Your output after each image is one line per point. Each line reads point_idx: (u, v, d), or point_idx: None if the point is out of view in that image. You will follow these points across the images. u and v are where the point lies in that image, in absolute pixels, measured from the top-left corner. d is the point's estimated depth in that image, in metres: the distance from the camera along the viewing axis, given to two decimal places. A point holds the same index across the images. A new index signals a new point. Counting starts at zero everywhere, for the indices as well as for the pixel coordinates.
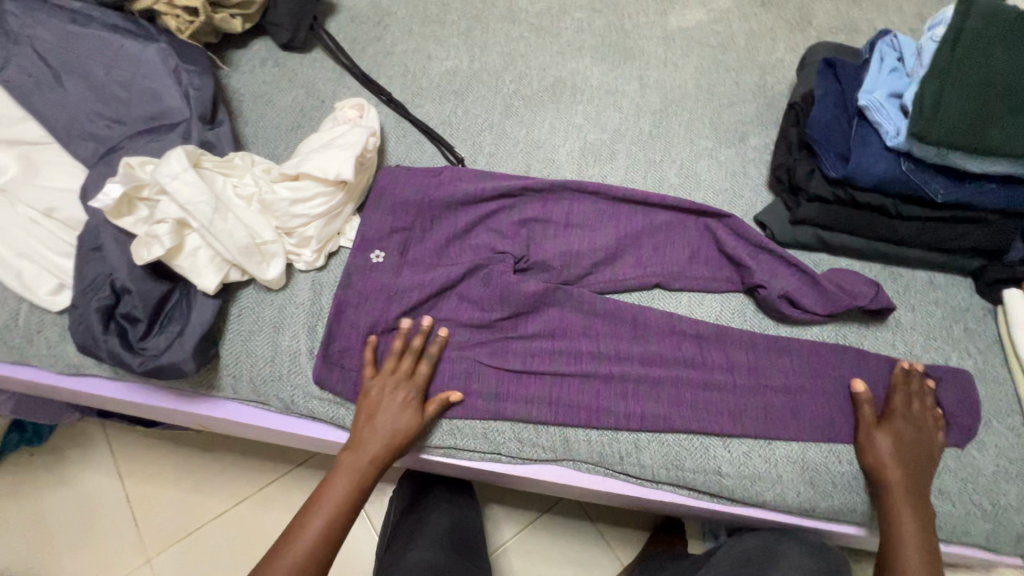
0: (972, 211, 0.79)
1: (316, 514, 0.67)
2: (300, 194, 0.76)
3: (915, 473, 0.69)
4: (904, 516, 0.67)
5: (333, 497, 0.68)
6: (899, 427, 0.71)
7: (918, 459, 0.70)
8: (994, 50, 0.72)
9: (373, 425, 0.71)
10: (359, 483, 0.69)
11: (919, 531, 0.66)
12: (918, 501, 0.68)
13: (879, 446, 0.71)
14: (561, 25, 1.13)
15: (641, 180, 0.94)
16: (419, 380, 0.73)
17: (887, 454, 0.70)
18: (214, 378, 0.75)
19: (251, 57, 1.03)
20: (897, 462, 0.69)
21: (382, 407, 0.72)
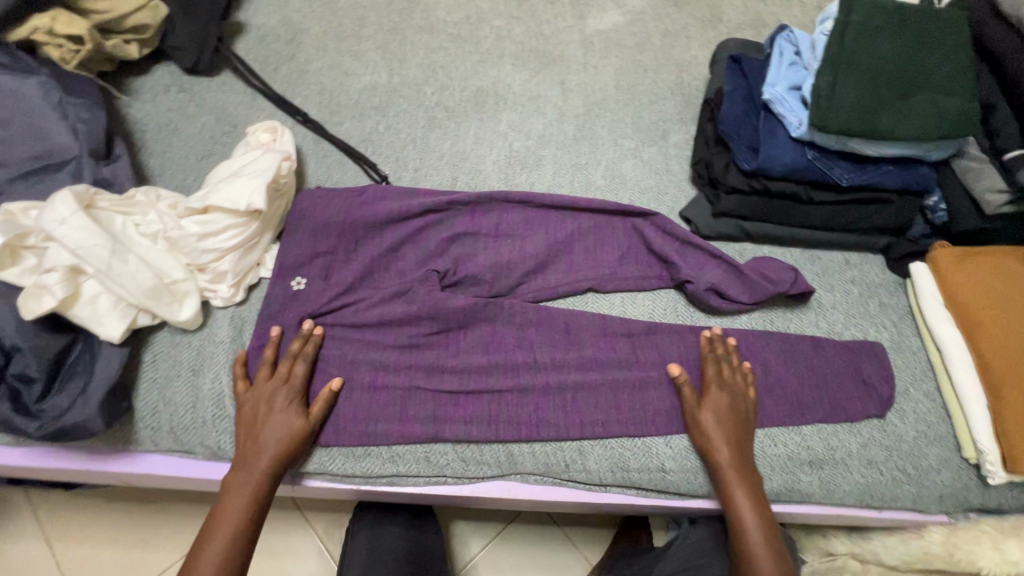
0: (875, 192, 0.83)
1: (214, 538, 0.64)
2: (209, 228, 0.72)
3: (744, 452, 0.72)
4: (739, 493, 0.70)
5: (229, 518, 0.65)
6: (718, 402, 0.73)
7: (742, 435, 0.72)
8: (878, 41, 0.76)
9: (254, 435, 0.68)
10: (251, 499, 0.66)
11: (756, 511, 0.69)
12: (747, 478, 0.70)
13: (706, 422, 0.72)
14: (480, 34, 1.13)
15: (569, 184, 0.95)
16: (298, 382, 0.71)
17: (717, 433, 0.72)
18: (129, 431, 0.70)
19: (153, 84, 0.97)
20: (723, 436, 0.71)
21: (264, 413, 0.69)
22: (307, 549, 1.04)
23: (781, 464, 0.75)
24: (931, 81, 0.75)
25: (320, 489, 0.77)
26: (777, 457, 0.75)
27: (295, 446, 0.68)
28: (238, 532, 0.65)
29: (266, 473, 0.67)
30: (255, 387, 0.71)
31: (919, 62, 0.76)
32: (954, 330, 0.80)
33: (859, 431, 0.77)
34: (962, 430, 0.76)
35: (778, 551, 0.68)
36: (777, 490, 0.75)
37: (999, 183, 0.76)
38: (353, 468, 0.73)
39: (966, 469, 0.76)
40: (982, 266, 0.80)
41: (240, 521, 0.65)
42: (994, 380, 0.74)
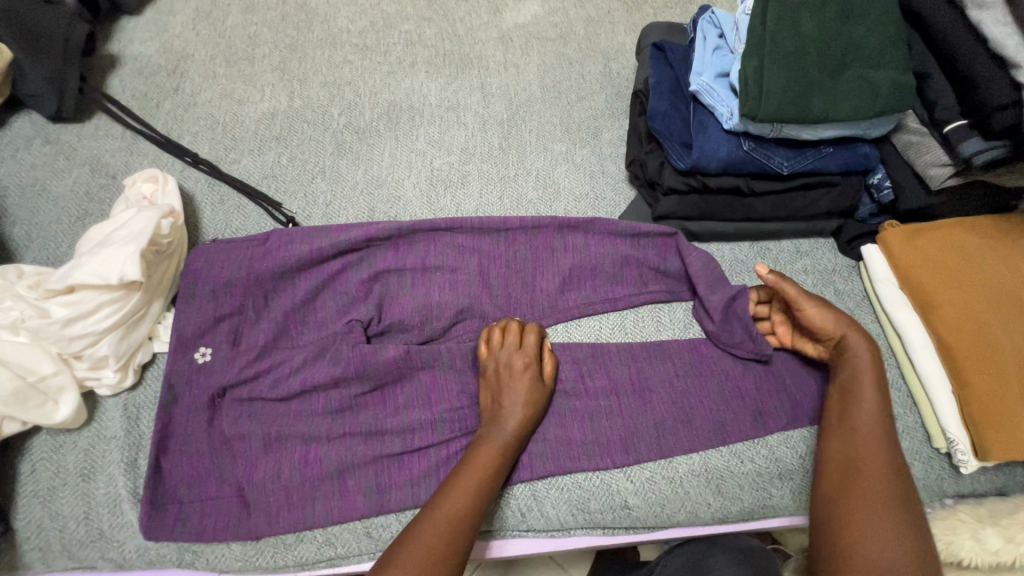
0: (817, 177, 0.78)
1: (428, 525, 0.58)
2: (77, 310, 0.62)
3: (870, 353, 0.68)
4: (864, 401, 0.66)
5: (457, 500, 0.60)
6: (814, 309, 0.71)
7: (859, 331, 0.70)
8: (801, 17, 0.71)
9: (528, 407, 0.68)
10: (493, 476, 0.63)
11: (880, 416, 0.65)
12: (875, 380, 0.66)
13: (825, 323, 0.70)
14: (388, 41, 1.03)
15: (499, 201, 0.87)
16: (531, 350, 0.71)
17: (836, 326, 0.70)
18: (13, 556, 0.60)
19: (12, 138, 0.84)
20: (855, 332, 0.69)
21: (513, 377, 0.69)
22: None
23: (750, 482, 0.70)
24: (859, 56, 0.71)
25: None
26: (745, 475, 0.70)
27: (526, 412, 0.67)
28: (461, 515, 0.59)
29: (497, 454, 0.64)
30: (494, 352, 0.71)
31: (845, 38, 0.71)
32: (912, 314, 0.76)
33: None
34: (930, 419, 0.73)
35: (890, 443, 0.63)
36: (749, 509, 0.70)
37: (943, 156, 0.71)
38: (285, 559, 0.64)
39: (937, 458, 0.73)
40: (933, 243, 0.76)
41: (479, 497, 0.61)
42: (956, 364, 0.71)
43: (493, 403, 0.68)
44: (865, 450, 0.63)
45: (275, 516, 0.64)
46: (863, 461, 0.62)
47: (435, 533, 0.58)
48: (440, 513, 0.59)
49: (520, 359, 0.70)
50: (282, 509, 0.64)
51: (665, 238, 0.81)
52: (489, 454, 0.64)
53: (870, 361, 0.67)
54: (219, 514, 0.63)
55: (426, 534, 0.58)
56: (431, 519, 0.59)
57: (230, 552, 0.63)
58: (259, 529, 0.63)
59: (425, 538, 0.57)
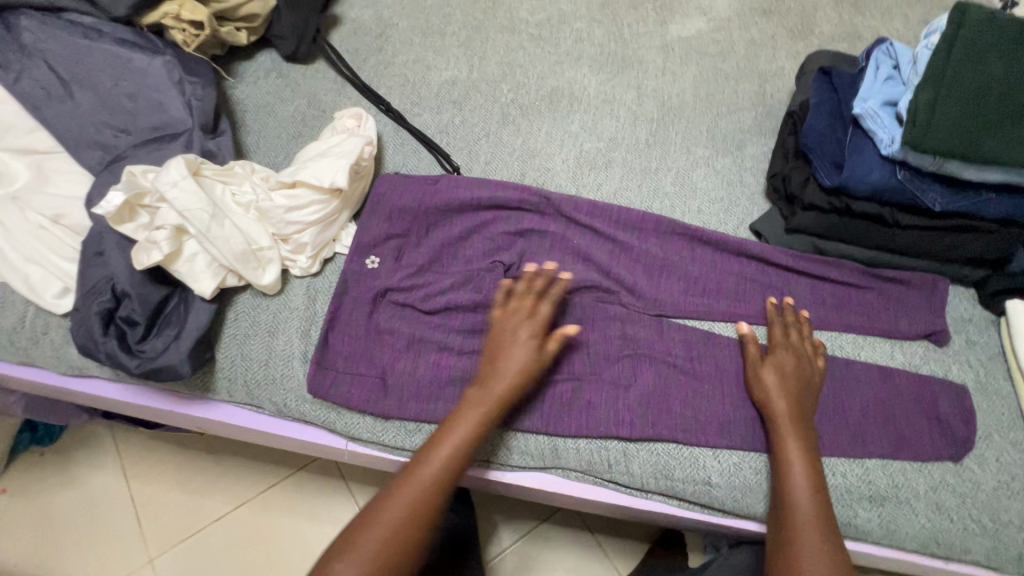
0: (971, 220, 0.78)
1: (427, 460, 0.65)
2: (296, 202, 0.78)
3: (804, 414, 0.71)
4: (795, 456, 0.68)
5: (426, 471, 0.64)
6: (782, 361, 0.74)
7: (802, 393, 0.72)
8: (990, 57, 0.71)
9: (494, 380, 0.70)
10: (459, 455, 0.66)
11: (811, 470, 0.67)
12: (807, 438, 0.69)
13: (767, 383, 0.73)
14: (560, 35, 1.14)
15: (636, 189, 0.94)
16: (543, 320, 0.74)
17: (775, 391, 0.72)
18: (209, 380, 0.77)
19: (256, 68, 1.05)
20: (786, 398, 0.71)
21: (508, 351, 0.72)
22: None
23: (837, 496, 0.71)
24: None
25: (372, 457, 0.81)
26: (834, 489, 0.71)
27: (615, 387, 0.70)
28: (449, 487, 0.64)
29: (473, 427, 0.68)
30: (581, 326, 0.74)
31: None
32: None
33: (929, 475, 0.72)
34: None
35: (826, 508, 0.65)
36: None
37: None
38: (404, 441, 0.76)
39: None
40: None
41: (458, 457, 0.66)
42: None
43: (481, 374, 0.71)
44: (801, 497, 0.65)
45: (402, 403, 0.75)
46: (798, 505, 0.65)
47: (410, 503, 0.62)
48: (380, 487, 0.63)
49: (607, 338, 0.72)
50: (410, 400, 0.75)
51: (790, 273, 0.84)
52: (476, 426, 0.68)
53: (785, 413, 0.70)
54: (363, 390, 0.76)
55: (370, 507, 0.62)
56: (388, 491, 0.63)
57: (363, 422, 0.76)
58: (388, 411, 0.75)
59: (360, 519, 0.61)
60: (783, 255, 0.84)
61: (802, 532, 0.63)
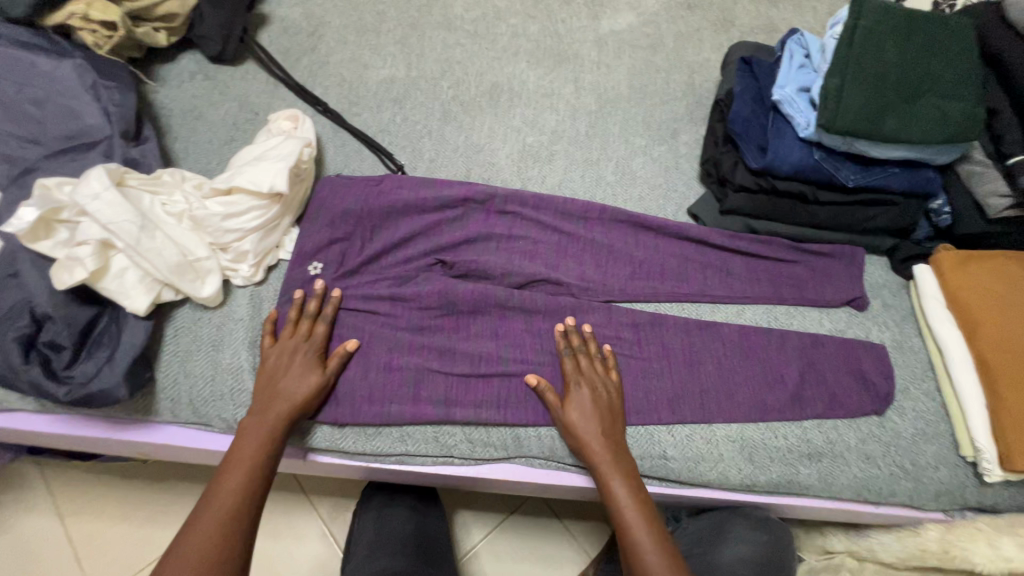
0: (879, 194, 0.85)
1: (217, 493, 0.63)
2: (233, 209, 0.75)
3: (617, 452, 0.71)
4: (619, 491, 0.68)
5: (222, 507, 0.62)
6: (579, 394, 0.73)
7: (612, 429, 0.72)
8: (886, 44, 0.78)
9: (271, 402, 0.69)
10: (252, 479, 0.65)
11: (638, 506, 0.67)
12: (632, 477, 0.69)
13: (573, 414, 0.72)
14: (496, 31, 1.15)
15: (579, 180, 0.97)
16: (319, 342, 0.74)
17: (580, 424, 0.71)
18: (149, 402, 0.73)
19: (179, 70, 0.99)
20: (591, 433, 0.71)
21: (283, 372, 0.71)
22: (311, 531, 1.14)
23: (780, 457, 0.77)
24: (934, 86, 0.78)
25: (332, 466, 0.79)
26: (777, 450, 0.77)
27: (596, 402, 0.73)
28: (239, 515, 0.62)
29: (263, 449, 0.66)
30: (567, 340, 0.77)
31: (925, 67, 0.78)
32: (955, 331, 0.82)
33: (859, 428, 0.79)
34: (960, 429, 0.78)
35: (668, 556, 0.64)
36: (776, 481, 0.76)
37: (1003, 188, 0.78)
38: (364, 446, 0.75)
39: (963, 467, 0.78)
40: (984, 269, 0.82)
41: (239, 493, 0.63)
42: (992, 379, 0.76)
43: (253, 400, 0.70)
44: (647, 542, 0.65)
45: (359, 407, 0.74)
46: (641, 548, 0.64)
47: (204, 542, 0.59)
48: (197, 529, 0.60)
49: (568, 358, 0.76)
50: (367, 404, 0.74)
51: (727, 252, 0.89)
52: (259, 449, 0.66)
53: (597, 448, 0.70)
54: None
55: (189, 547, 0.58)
56: (194, 533, 0.60)
57: (320, 431, 0.74)
58: (345, 417, 0.74)
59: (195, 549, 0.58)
60: (719, 236, 0.89)
61: None
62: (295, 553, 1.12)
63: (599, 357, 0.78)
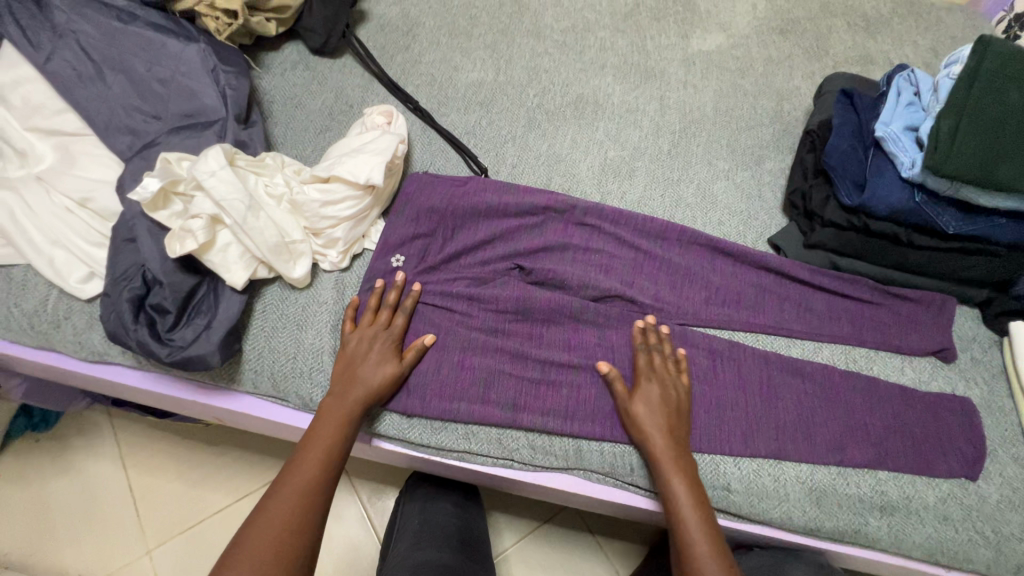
0: (981, 244, 0.81)
1: (298, 464, 0.67)
2: (330, 196, 0.78)
3: (677, 445, 0.71)
4: (678, 486, 0.68)
5: (300, 480, 0.66)
6: (650, 390, 0.74)
7: (676, 424, 0.73)
8: (1009, 89, 0.75)
9: (350, 385, 0.72)
10: (330, 456, 0.68)
11: (695, 498, 0.67)
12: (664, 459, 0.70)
13: (642, 413, 0.72)
14: (584, 43, 1.16)
15: (659, 199, 0.97)
16: (398, 332, 0.77)
17: (648, 421, 0.71)
18: (235, 371, 0.77)
19: (283, 60, 1.04)
20: (664, 429, 0.71)
21: (362, 358, 0.74)
22: (352, 512, 1.16)
23: (849, 504, 0.74)
24: None
25: (393, 453, 0.82)
26: (847, 497, 0.74)
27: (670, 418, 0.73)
28: (314, 490, 0.65)
29: (340, 430, 0.70)
30: (648, 342, 0.78)
31: None
32: None
33: (938, 486, 0.75)
34: None
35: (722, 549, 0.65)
36: (842, 529, 0.74)
37: None
38: (428, 438, 0.76)
39: None
40: None
41: (317, 468, 0.67)
42: None
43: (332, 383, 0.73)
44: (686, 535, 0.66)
45: (429, 402, 0.76)
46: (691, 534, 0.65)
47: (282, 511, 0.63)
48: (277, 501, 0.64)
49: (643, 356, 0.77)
50: (436, 398, 0.76)
51: (807, 287, 0.87)
52: (335, 432, 0.69)
53: (657, 440, 0.71)
54: None
55: (272, 515, 0.62)
56: (273, 505, 0.64)
57: (389, 419, 0.76)
58: (414, 408, 0.76)
59: (275, 521, 0.62)
60: (801, 270, 0.87)
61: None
62: (334, 533, 1.14)
63: (673, 358, 0.78)
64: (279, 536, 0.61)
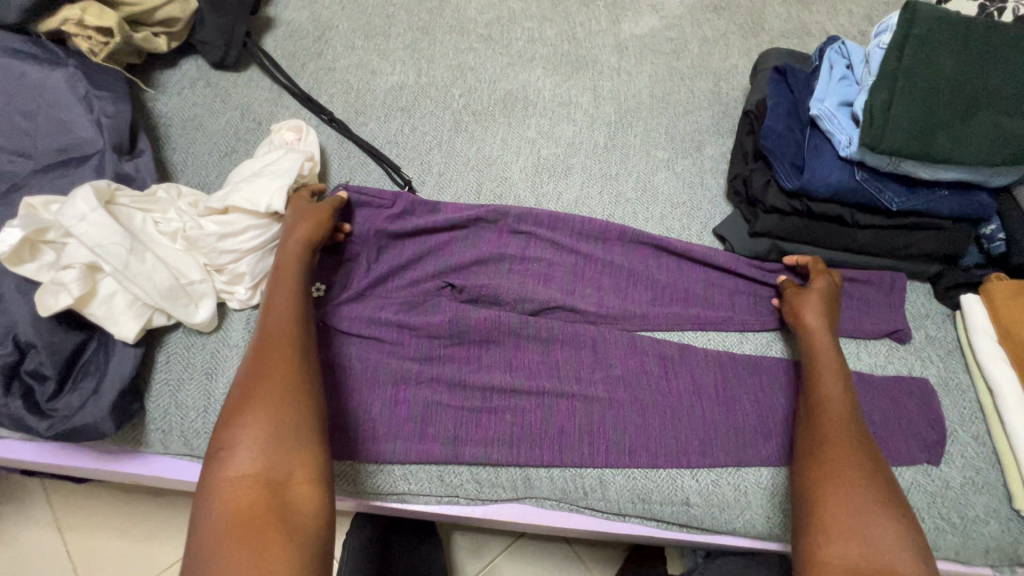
0: (926, 218, 0.79)
1: (264, 334, 0.63)
2: (231, 228, 0.71)
3: (834, 336, 0.74)
4: (821, 339, 0.72)
5: (273, 341, 0.62)
6: (820, 290, 0.76)
7: (833, 320, 0.75)
8: (940, 55, 0.71)
9: (287, 266, 0.68)
10: (293, 318, 0.64)
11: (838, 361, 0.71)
12: (835, 345, 0.72)
13: (807, 305, 0.75)
14: (511, 35, 1.09)
15: (598, 196, 0.91)
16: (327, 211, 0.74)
17: (811, 310, 0.74)
18: (139, 432, 0.69)
19: (180, 77, 0.95)
20: (822, 321, 0.73)
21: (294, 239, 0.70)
22: None
23: None
24: (994, 101, 0.71)
25: None
26: None
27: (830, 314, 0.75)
28: (299, 371, 0.60)
29: (293, 293, 0.66)
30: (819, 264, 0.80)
31: (984, 80, 0.71)
32: (1008, 371, 0.75)
33: (901, 475, 0.72)
34: (1014, 479, 0.71)
35: (854, 408, 0.67)
36: None
37: None
38: (359, 485, 0.69)
39: (1016, 521, 0.71)
40: None
41: (285, 328, 0.63)
42: None
43: (275, 284, 0.67)
44: (827, 390, 0.68)
45: (359, 445, 0.69)
46: (830, 407, 0.67)
47: (263, 375, 0.59)
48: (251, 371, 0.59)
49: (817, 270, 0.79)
50: (366, 439, 0.69)
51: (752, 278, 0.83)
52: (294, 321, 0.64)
53: (821, 324, 0.73)
54: None
55: (253, 383, 0.58)
56: (252, 377, 0.59)
57: None
58: (343, 454, 0.68)
59: (262, 401, 0.57)
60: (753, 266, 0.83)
61: (834, 412, 0.66)
62: None
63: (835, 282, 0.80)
64: (263, 402, 0.57)
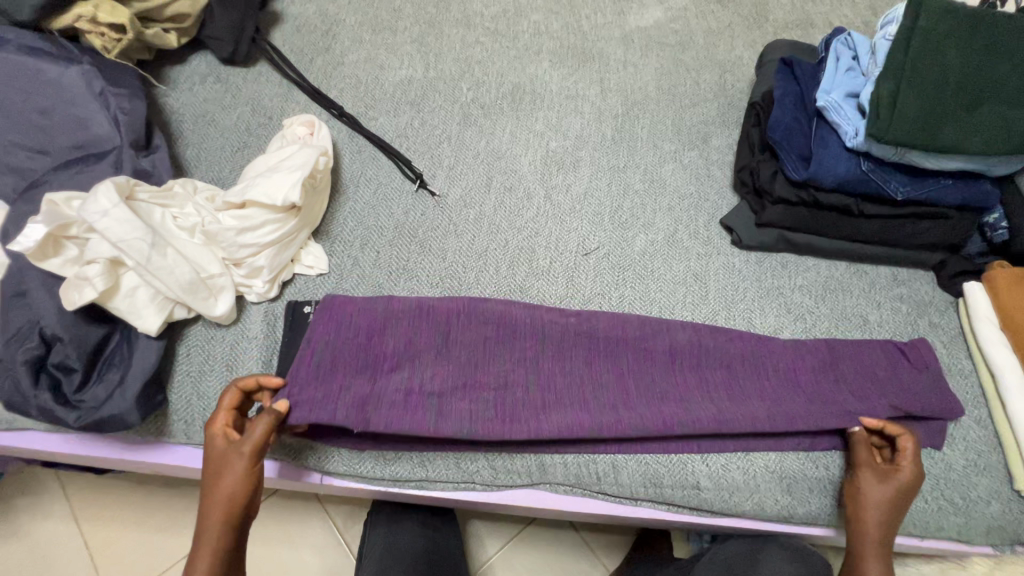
0: (931, 207, 0.80)
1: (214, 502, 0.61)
2: (248, 223, 0.72)
3: (894, 522, 0.66)
4: (871, 507, 0.67)
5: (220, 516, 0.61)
6: (893, 477, 0.67)
7: (901, 510, 0.66)
8: (946, 47, 0.72)
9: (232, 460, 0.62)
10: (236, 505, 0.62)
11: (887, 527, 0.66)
12: (893, 523, 0.66)
13: (877, 503, 0.66)
14: (517, 28, 1.09)
15: (606, 187, 0.93)
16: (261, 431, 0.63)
17: (871, 500, 0.67)
18: (163, 423, 0.70)
19: (190, 73, 0.96)
20: (883, 511, 0.66)
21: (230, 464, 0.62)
22: (326, 544, 1.06)
23: (820, 488, 0.73)
24: (998, 92, 0.72)
25: (348, 488, 0.77)
26: (816, 480, 0.73)
27: (898, 508, 0.66)
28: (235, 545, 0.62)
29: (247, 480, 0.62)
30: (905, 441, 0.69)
31: (989, 72, 0.72)
32: (1010, 356, 0.77)
33: None
34: (1015, 461, 0.73)
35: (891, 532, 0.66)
36: (814, 514, 0.73)
37: None
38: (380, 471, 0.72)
39: (1017, 501, 0.73)
40: None
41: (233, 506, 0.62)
42: None
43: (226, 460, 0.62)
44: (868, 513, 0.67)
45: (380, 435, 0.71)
46: (869, 536, 0.66)
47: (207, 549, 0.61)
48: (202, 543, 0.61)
49: (898, 463, 0.68)
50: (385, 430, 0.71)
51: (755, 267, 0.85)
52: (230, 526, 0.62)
53: (881, 504, 0.66)
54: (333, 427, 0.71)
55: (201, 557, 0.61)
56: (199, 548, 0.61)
57: (338, 456, 0.71)
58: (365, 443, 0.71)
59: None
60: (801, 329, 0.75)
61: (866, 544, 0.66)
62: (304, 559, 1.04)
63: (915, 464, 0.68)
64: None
